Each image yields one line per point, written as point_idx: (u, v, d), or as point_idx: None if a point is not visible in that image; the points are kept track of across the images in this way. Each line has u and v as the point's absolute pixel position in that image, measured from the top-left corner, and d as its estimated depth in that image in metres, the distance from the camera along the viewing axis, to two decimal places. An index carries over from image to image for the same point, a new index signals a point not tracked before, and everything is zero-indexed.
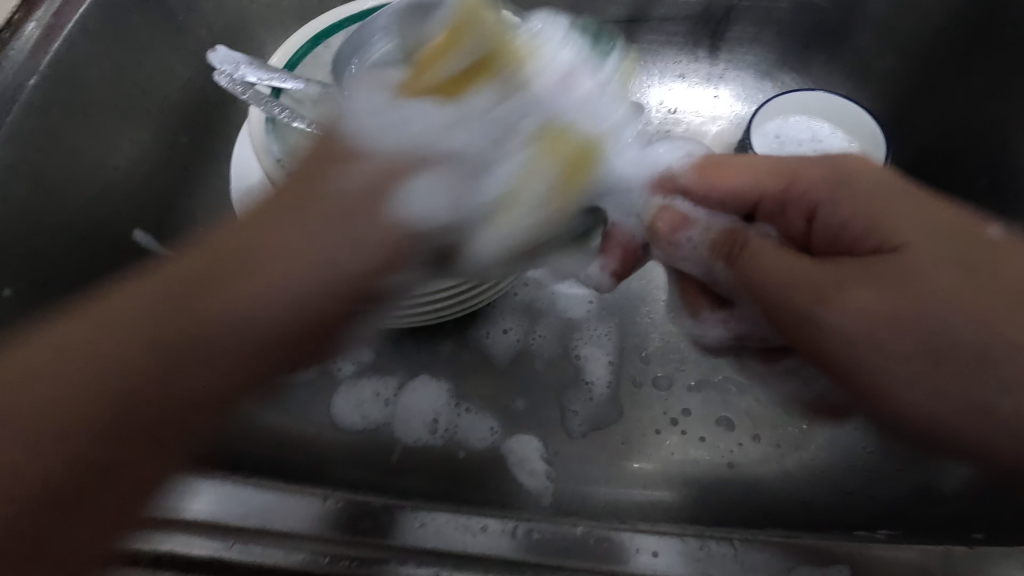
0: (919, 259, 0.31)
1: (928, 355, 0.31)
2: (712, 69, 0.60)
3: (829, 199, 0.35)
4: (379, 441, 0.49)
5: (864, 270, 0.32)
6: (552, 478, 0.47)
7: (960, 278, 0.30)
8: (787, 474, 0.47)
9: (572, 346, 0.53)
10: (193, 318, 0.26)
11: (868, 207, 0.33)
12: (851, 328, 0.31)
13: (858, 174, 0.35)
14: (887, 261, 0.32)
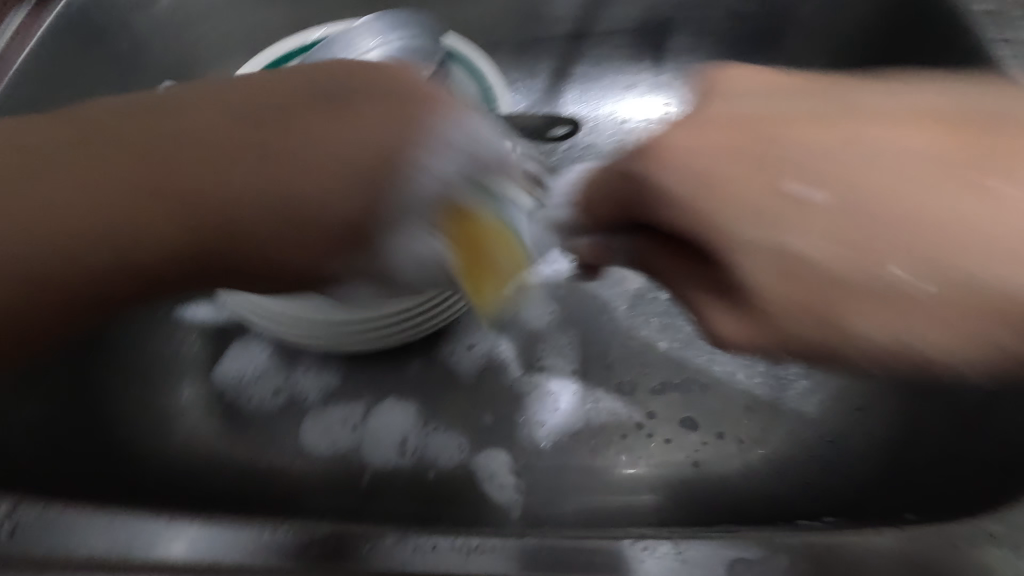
0: (778, 204, 0.28)
1: (824, 324, 0.28)
2: (657, 78, 0.61)
3: (686, 197, 0.29)
4: (349, 468, 0.49)
5: (695, 225, 0.29)
6: (522, 491, 0.48)
7: (864, 208, 0.27)
8: (752, 471, 0.48)
9: (537, 357, 0.53)
10: (175, 178, 0.31)
11: (720, 161, 0.29)
12: (742, 343, 0.31)
13: (678, 140, 0.30)
14: (728, 251, 0.29)
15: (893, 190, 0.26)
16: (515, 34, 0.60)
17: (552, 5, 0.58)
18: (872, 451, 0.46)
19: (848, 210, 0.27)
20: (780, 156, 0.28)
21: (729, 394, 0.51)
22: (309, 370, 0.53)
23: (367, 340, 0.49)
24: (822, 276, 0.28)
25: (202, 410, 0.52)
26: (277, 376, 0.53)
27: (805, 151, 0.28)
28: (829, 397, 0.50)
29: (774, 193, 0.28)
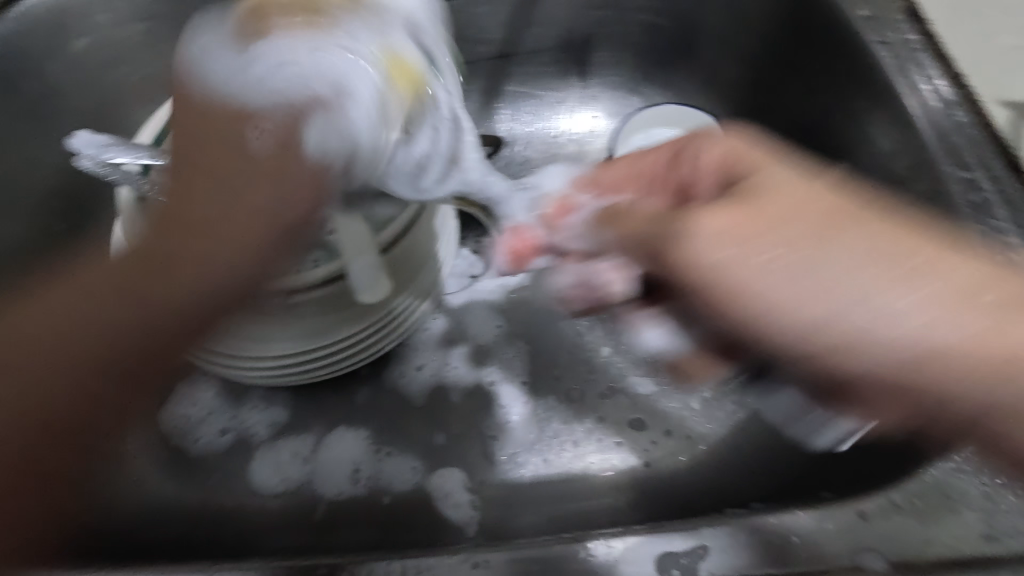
0: (817, 249, 0.29)
1: (916, 354, 0.28)
2: (584, 92, 0.63)
3: (774, 187, 0.31)
4: (302, 500, 0.48)
5: (708, 253, 0.30)
6: (478, 507, 0.48)
7: (831, 234, 0.29)
8: (699, 463, 0.49)
9: (486, 372, 0.54)
10: (179, 216, 0.31)
11: (765, 232, 0.30)
12: (724, 252, 0.30)
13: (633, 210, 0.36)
14: (767, 223, 0.30)
15: (883, 298, 0.28)
16: None
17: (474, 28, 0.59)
18: None
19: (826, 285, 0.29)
20: (768, 200, 0.30)
21: (675, 392, 0.52)
22: (256, 406, 0.52)
23: (272, 376, 0.47)
24: (825, 331, 0.29)
25: (146, 457, 0.51)
26: (224, 416, 0.52)
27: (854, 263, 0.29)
28: None
29: (765, 208, 0.30)
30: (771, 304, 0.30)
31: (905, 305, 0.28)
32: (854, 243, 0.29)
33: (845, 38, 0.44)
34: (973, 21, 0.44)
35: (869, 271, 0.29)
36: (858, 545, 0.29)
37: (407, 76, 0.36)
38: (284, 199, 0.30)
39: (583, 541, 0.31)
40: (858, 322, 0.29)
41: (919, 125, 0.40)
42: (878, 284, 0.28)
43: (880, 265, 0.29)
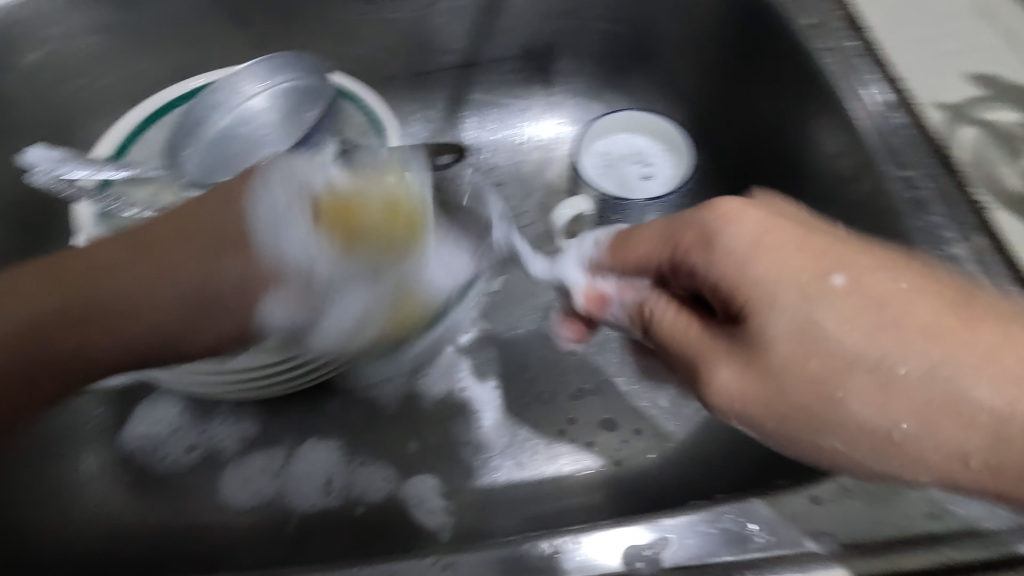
0: (852, 376, 0.28)
1: (990, 444, 0.27)
2: (548, 99, 0.64)
3: (768, 334, 0.29)
4: (273, 515, 0.48)
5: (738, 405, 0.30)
6: (452, 513, 0.48)
7: (841, 343, 0.28)
8: (668, 460, 0.50)
9: (457, 379, 0.54)
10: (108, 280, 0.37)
11: (785, 319, 0.29)
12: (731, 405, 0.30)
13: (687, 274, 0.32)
14: (783, 349, 0.29)
15: (877, 333, 0.28)
16: (407, 67, 0.61)
17: (439, 38, 0.59)
18: None
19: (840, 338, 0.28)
20: (795, 289, 0.29)
21: (643, 392, 0.53)
22: (224, 421, 0.51)
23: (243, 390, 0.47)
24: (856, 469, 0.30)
25: (110, 479, 0.49)
26: (191, 432, 0.51)
27: (862, 323, 0.28)
28: None
29: (786, 305, 0.29)
30: (809, 424, 0.29)
31: (925, 404, 0.27)
32: (871, 328, 0.28)
33: (791, 44, 0.46)
34: (912, 29, 0.46)
35: (882, 330, 0.28)
36: (807, 528, 0.30)
37: (409, 321, 0.43)
38: (152, 292, 0.37)
39: (546, 541, 0.31)
40: (879, 361, 0.28)
41: (860, 125, 0.42)
42: (965, 417, 0.27)
43: (918, 306, 0.28)
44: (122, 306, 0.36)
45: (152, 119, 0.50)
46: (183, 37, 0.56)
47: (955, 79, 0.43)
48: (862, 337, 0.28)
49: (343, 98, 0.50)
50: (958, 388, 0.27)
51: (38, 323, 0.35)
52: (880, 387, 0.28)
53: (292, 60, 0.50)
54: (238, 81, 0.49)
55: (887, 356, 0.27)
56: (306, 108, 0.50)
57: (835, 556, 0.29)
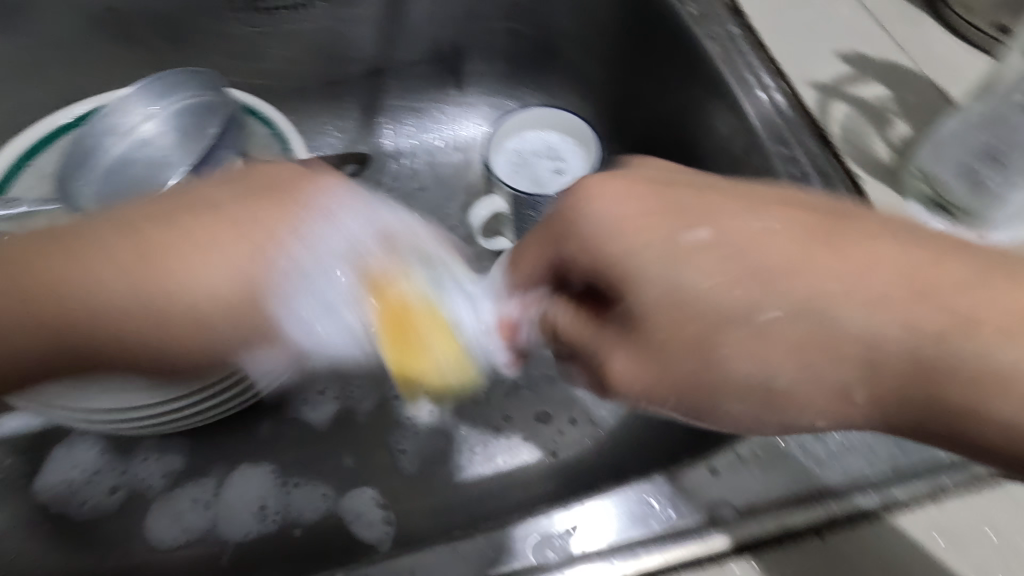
0: (737, 334, 0.27)
1: (930, 385, 0.26)
2: (461, 100, 0.65)
3: (650, 306, 0.28)
4: (206, 547, 0.46)
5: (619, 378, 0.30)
6: (391, 523, 0.48)
7: (775, 276, 0.27)
8: (601, 445, 0.51)
9: (389, 388, 0.53)
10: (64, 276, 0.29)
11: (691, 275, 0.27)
12: (634, 386, 0.29)
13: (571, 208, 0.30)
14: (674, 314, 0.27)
15: (811, 369, 0.26)
16: (315, 78, 0.60)
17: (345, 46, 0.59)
18: None
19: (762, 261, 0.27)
20: (667, 237, 0.27)
21: None
22: (148, 457, 0.49)
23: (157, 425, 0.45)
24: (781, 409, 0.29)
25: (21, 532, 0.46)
26: (114, 472, 0.49)
27: (794, 260, 0.27)
28: None
29: (674, 256, 0.27)
30: (770, 381, 0.27)
31: (848, 368, 0.26)
32: (827, 262, 0.26)
33: (680, 33, 0.48)
34: (790, 11, 0.48)
35: (877, 294, 0.26)
36: (710, 498, 0.32)
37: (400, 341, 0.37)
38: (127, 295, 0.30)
39: (514, 531, 0.32)
40: (875, 336, 0.26)
41: (745, 108, 0.43)
42: (898, 363, 0.26)
43: (855, 274, 0.26)
44: (62, 295, 0.29)
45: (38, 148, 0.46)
46: (70, 61, 0.54)
47: (829, 56, 0.45)
48: (829, 286, 0.26)
49: (249, 115, 0.47)
50: (881, 349, 0.26)
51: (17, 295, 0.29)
52: (814, 333, 0.26)
53: (190, 76, 0.47)
54: (129, 105, 0.46)
55: (814, 298, 0.26)
56: (208, 124, 0.47)
57: (734, 521, 0.31)
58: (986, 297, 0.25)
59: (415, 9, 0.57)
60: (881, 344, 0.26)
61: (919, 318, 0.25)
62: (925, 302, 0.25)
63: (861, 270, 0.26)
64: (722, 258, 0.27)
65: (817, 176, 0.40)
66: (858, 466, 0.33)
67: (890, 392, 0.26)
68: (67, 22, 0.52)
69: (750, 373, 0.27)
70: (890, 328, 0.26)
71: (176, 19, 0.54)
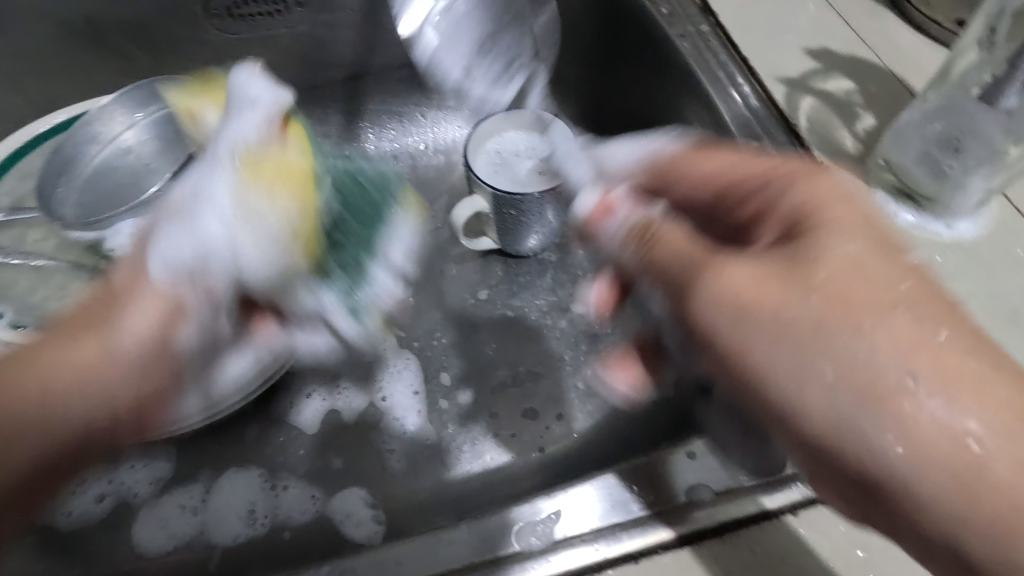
0: (871, 325, 0.25)
1: (958, 473, 0.25)
2: (442, 105, 0.65)
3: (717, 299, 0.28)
4: (195, 551, 0.46)
5: (710, 311, 0.28)
6: (381, 521, 0.48)
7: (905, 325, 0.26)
8: (588, 439, 0.51)
9: (377, 390, 0.54)
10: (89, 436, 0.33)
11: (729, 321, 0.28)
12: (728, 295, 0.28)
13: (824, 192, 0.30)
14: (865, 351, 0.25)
15: (918, 382, 0.25)
16: (296, 84, 0.61)
17: (326, 51, 0.59)
18: None
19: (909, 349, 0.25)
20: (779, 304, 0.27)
21: (561, 378, 0.55)
22: (136, 464, 0.50)
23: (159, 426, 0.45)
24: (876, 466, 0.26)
25: None
26: (100, 479, 0.49)
27: (927, 328, 0.26)
28: None
29: (847, 232, 0.28)
30: (855, 419, 0.25)
31: (844, 369, 0.25)
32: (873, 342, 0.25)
33: (652, 30, 0.49)
34: (760, 9, 0.49)
35: (875, 363, 0.25)
36: (693, 480, 0.34)
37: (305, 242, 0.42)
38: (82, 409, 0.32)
39: (510, 511, 0.34)
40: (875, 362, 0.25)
41: (716, 102, 0.44)
42: (923, 425, 0.24)
43: (959, 336, 0.26)
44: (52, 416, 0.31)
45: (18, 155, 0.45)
46: (46, 70, 0.54)
47: (797, 52, 0.46)
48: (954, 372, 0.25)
49: None
50: (906, 414, 0.25)
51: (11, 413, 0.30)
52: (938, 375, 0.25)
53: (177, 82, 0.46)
54: (109, 113, 0.45)
55: (928, 330, 0.25)
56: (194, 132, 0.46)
57: (711, 502, 0.34)
58: (1000, 410, 0.25)
59: (393, 13, 0.58)
60: (912, 405, 0.25)
61: (926, 406, 0.24)
62: (945, 324, 0.26)
63: (917, 325, 0.25)
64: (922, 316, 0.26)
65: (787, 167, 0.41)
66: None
67: (818, 419, 0.26)
68: (42, 30, 0.51)
69: (917, 412, 0.25)
70: (893, 358, 0.25)
71: (153, 27, 0.54)
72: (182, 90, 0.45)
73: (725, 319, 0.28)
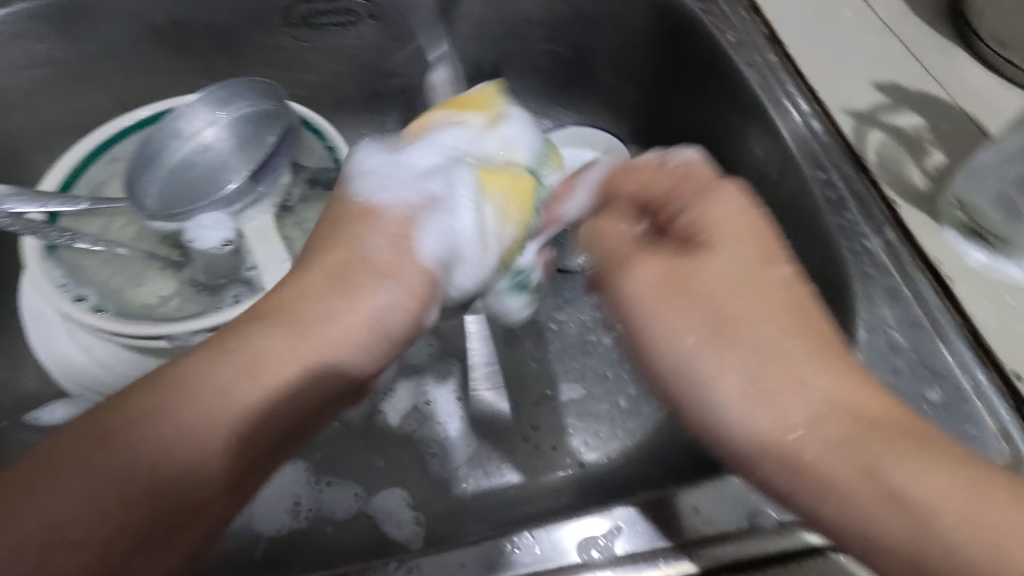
0: (770, 382, 0.30)
1: (913, 526, 0.25)
2: None
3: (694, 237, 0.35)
4: (243, 541, 0.48)
5: (643, 297, 0.35)
6: (422, 523, 0.49)
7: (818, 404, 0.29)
8: (628, 458, 0.51)
9: (421, 393, 0.55)
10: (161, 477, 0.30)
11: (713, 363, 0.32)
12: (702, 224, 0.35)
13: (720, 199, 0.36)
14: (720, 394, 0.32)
15: (788, 411, 0.29)
16: (358, 91, 0.63)
17: (389, 61, 0.61)
18: None
19: (798, 392, 0.30)
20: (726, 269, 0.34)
21: (603, 394, 0.54)
22: None
23: None
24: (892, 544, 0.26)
25: None
26: None
27: (833, 414, 0.29)
28: None
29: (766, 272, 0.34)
30: (801, 495, 0.28)
31: (805, 413, 0.29)
32: (812, 375, 0.30)
33: (718, 59, 0.50)
34: (827, 43, 0.49)
35: (820, 398, 0.29)
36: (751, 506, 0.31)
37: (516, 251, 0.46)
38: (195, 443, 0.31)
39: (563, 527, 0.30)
40: (836, 397, 0.29)
41: (782, 131, 0.45)
42: (862, 486, 0.27)
43: (847, 422, 0.28)
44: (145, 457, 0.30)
45: (109, 145, 0.49)
46: (131, 68, 0.56)
47: (866, 86, 0.47)
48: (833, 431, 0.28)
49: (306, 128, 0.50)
50: (792, 431, 0.29)
51: (106, 451, 0.30)
52: (824, 417, 0.29)
53: (258, 87, 0.49)
54: (194, 111, 0.49)
55: (830, 399, 0.29)
56: (267, 132, 0.50)
57: (775, 531, 0.30)
58: (935, 482, 0.26)
59: (459, 29, 0.59)
60: (803, 444, 0.29)
61: (816, 448, 0.28)
62: (863, 445, 0.27)
63: (833, 414, 0.29)
64: (806, 365, 0.30)
65: (854, 200, 0.41)
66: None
67: (751, 435, 0.30)
68: (132, 31, 0.54)
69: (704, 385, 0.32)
70: (817, 410, 0.29)
71: (233, 32, 0.56)
72: (274, 97, 0.50)
73: (697, 372, 0.32)
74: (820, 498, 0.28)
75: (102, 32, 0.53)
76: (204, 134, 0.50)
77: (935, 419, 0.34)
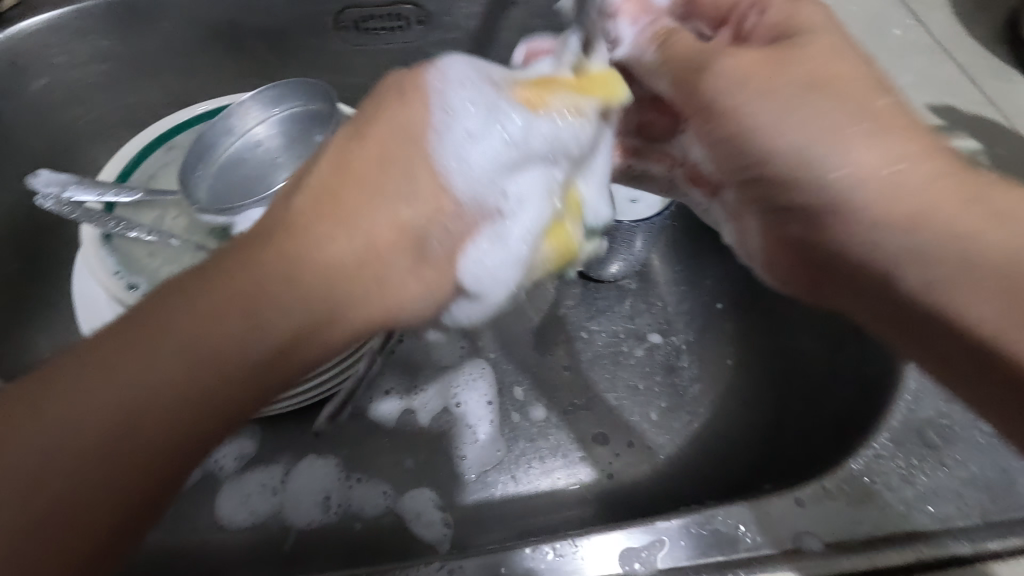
0: (844, 131, 0.33)
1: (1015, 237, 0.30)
2: None
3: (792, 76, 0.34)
4: (273, 532, 0.48)
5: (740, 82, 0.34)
6: (449, 525, 0.49)
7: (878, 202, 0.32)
8: (658, 472, 0.51)
9: (451, 395, 0.55)
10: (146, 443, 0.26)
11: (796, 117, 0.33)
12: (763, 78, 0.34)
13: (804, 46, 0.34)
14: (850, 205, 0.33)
15: (901, 179, 0.32)
16: None
17: None
18: (758, 422, 0.50)
19: (892, 182, 0.32)
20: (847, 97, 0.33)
21: (633, 406, 0.54)
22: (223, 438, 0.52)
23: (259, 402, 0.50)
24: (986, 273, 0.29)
25: None
26: None
27: (920, 174, 0.32)
28: (716, 389, 0.53)
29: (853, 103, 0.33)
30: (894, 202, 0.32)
31: (917, 200, 0.31)
32: (918, 177, 0.32)
33: None
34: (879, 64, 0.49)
35: (920, 188, 0.31)
36: (798, 527, 0.30)
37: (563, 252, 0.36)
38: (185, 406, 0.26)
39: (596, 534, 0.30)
40: (918, 192, 0.31)
41: None
42: (981, 223, 0.30)
43: (934, 161, 0.32)
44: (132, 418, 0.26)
45: (167, 136, 0.51)
46: (186, 66, 0.58)
47: (919, 107, 0.46)
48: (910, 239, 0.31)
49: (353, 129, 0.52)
50: (939, 221, 0.31)
51: (86, 410, 0.25)
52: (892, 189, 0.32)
53: (310, 86, 0.51)
54: (247, 109, 0.51)
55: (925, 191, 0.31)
56: (317, 131, 0.51)
57: (821, 554, 0.29)
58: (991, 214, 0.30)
59: (505, 37, 0.60)
60: (945, 215, 0.31)
61: (957, 220, 0.30)
62: (1001, 220, 0.30)
63: (894, 134, 0.32)
64: (896, 139, 0.32)
65: None
66: (963, 513, 0.31)
67: (904, 243, 0.31)
68: (191, 31, 0.56)
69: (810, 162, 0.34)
70: (925, 194, 0.31)
71: (286, 34, 0.58)
72: (325, 97, 0.51)
73: (802, 143, 0.33)
74: (917, 231, 0.31)
75: (163, 31, 0.55)
76: (256, 132, 0.51)
77: (989, 448, 0.33)
